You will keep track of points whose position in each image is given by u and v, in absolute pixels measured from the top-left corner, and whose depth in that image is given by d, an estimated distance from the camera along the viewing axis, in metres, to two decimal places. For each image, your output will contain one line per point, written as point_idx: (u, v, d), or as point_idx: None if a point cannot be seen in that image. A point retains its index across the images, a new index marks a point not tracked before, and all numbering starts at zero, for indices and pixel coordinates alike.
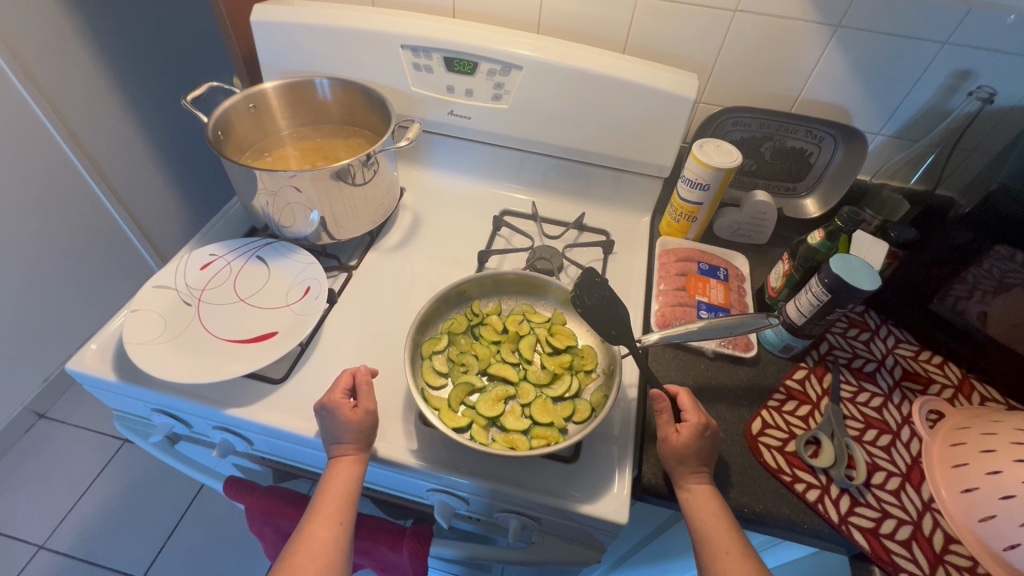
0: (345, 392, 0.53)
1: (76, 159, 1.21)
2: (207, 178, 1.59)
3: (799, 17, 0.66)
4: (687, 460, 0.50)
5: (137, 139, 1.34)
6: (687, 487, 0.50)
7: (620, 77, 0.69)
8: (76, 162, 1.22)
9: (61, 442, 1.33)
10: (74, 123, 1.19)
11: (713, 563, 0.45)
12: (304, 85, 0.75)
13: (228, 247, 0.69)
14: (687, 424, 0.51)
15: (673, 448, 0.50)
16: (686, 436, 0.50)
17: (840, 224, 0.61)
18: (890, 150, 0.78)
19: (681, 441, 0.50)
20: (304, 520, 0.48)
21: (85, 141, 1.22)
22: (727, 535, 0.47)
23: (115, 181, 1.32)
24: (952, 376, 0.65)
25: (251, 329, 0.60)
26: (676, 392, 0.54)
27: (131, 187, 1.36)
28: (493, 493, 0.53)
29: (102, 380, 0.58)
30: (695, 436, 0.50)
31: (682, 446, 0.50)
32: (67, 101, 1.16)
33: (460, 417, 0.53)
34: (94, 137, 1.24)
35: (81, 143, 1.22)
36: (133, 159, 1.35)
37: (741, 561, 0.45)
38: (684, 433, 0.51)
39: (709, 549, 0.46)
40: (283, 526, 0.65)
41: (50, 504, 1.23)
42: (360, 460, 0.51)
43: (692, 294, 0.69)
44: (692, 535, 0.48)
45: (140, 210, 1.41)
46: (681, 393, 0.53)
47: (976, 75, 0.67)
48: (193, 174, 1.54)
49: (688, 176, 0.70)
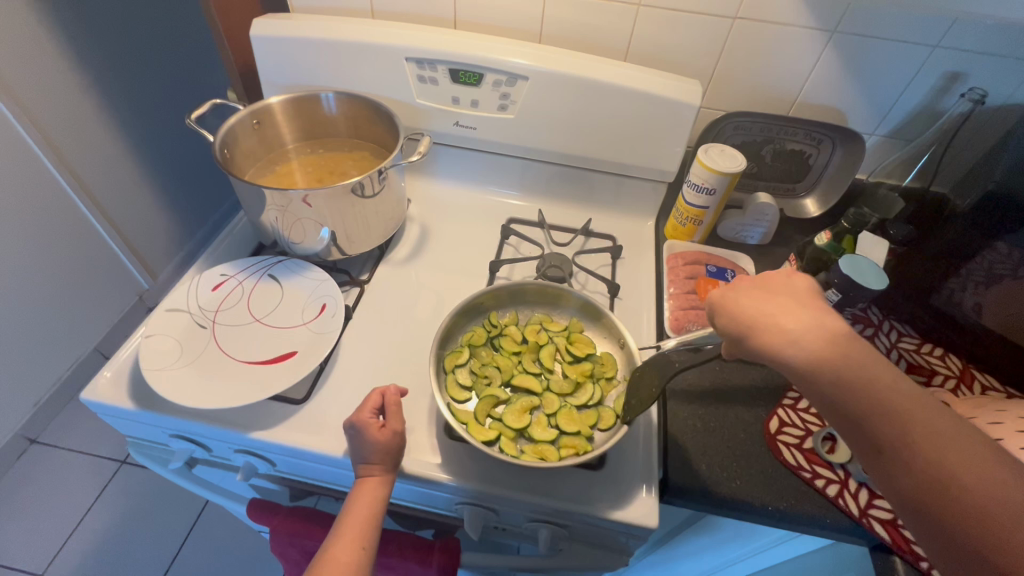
0: (374, 410, 0.53)
1: (51, 165, 1.18)
2: (182, 184, 1.57)
3: (795, 24, 0.68)
4: (848, 384, 0.37)
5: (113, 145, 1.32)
6: (866, 427, 0.37)
7: (623, 86, 0.70)
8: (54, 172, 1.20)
9: (54, 467, 1.29)
10: (46, 128, 1.16)
11: (933, 505, 0.34)
12: (309, 99, 0.74)
13: (239, 266, 0.68)
14: (793, 328, 0.40)
15: (803, 360, 0.39)
16: (751, 303, 0.43)
17: (848, 226, 0.65)
18: (885, 150, 0.80)
19: (810, 363, 0.38)
20: (325, 540, 0.48)
21: (58, 145, 1.20)
22: (837, 327, 0.39)
23: (93, 189, 1.30)
24: (954, 367, 0.68)
25: (269, 350, 0.59)
26: (736, 307, 0.43)
27: (107, 194, 1.34)
28: (523, 503, 0.54)
29: (120, 408, 0.56)
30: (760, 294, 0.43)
31: (746, 298, 0.43)
32: (38, 104, 1.14)
33: (488, 430, 0.54)
34: (67, 143, 1.21)
35: (56, 148, 1.19)
36: (111, 168, 1.33)
37: (868, 373, 0.37)
38: (807, 344, 0.39)
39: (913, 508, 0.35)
40: (308, 546, 0.63)
41: (47, 533, 1.19)
42: (385, 481, 0.51)
43: (703, 297, 0.70)
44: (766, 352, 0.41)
45: (119, 217, 1.38)
46: (739, 294, 0.44)
47: (966, 77, 0.70)
48: (169, 180, 1.52)
49: (694, 181, 0.71)
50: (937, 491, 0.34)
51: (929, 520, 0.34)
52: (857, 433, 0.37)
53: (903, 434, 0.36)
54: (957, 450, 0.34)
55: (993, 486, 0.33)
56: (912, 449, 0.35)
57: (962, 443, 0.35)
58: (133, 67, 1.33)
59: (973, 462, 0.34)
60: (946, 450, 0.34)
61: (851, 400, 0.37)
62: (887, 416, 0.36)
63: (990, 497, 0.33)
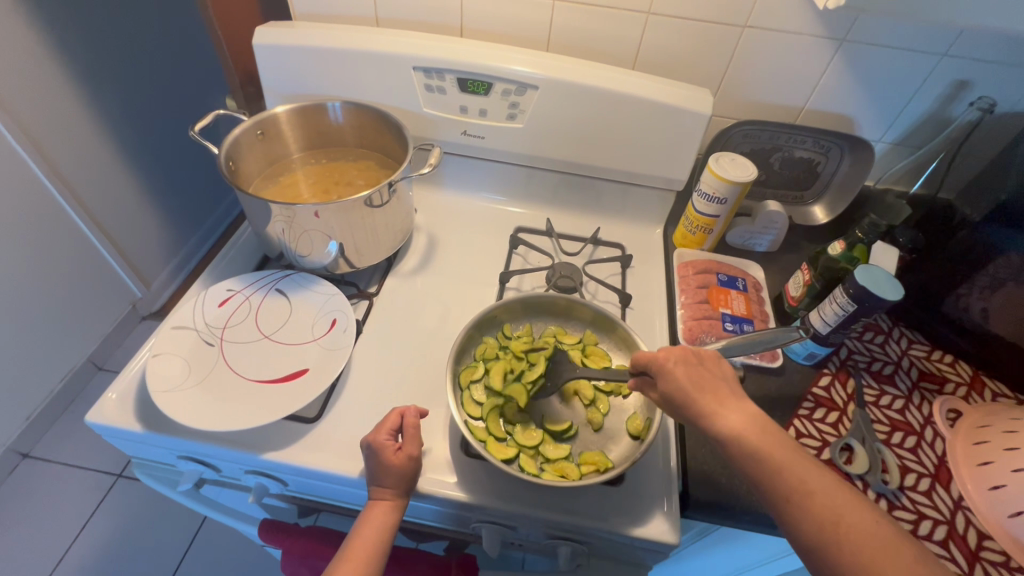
0: (390, 433, 0.52)
1: (40, 171, 1.15)
2: (175, 189, 1.54)
3: (805, 32, 0.68)
4: (760, 451, 0.39)
5: (101, 151, 1.29)
6: (773, 484, 0.38)
7: (632, 94, 0.70)
8: (43, 178, 1.16)
9: (46, 483, 1.25)
10: (34, 133, 1.13)
11: (828, 558, 0.35)
12: (315, 109, 0.73)
13: (245, 281, 0.66)
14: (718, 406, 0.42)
15: (721, 431, 0.41)
16: (685, 378, 0.45)
17: (862, 236, 0.64)
18: (892, 158, 0.80)
19: (730, 432, 0.41)
20: (332, 565, 0.48)
21: (46, 150, 1.16)
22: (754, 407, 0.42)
23: (83, 196, 1.26)
24: (964, 373, 0.68)
25: (280, 368, 0.58)
26: (673, 380, 0.45)
27: (97, 200, 1.30)
28: (542, 521, 0.54)
29: (126, 431, 0.55)
30: (691, 374, 0.45)
31: (676, 371, 0.46)
32: (26, 108, 1.11)
33: (507, 448, 0.54)
34: (55, 149, 1.18)
35: (44, 154, 1.16)
36: (98, 173, 1.29)
37: (773, 441, 0.40)
38: (726, 416, 0.42)
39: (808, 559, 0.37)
40: (322, 566, 0.62)
41: (41, 552, 1.16)
42: (396, 506, 0.50)
43: (715, 306, 0.70)
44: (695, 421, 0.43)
45: (110, 224, 1.35)
46: (674, 368, 0.46)
47: (973, 85, 0.70)
48: (161, 186, 1.48)
49: (705, 190, 0.71)
50: (829, 540, 0.35)
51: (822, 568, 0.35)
52: (759, 488, 0.39)
53: (803, 493, 0.37)
54: (857, 511, 0.36)
55: (883, 549, 0.34)
56: (810, 507, 0.36)
57: (858, 509, 0.36)
58: (124, 72, 1.31)
59: (866, 527, 0.35)
60: (846, 510, 0.36)
61: (755, 456, 0.39)
62: (790, 481, 0.38)
63: (881, 558, 0.34)
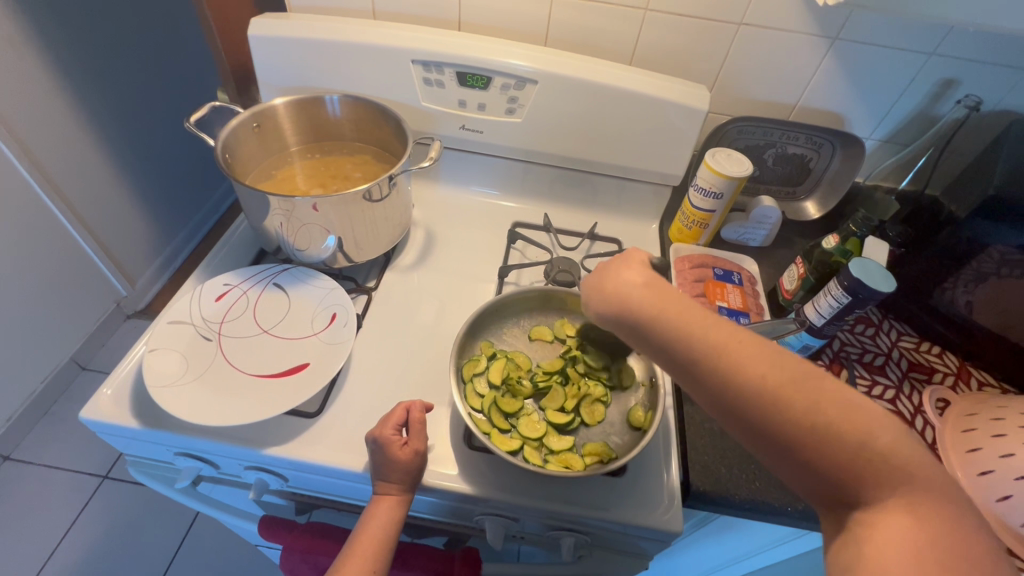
0: (396, 427, 0.51)
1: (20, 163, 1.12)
2: (159, 184, 1.50)
3: (799, 30, 0.69)
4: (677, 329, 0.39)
5: (83, 144, 1.26)
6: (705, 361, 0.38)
7: (629, 89, 0.70)
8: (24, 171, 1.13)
9: (28, 487, 1.22)
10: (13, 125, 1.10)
11: (814, 464, 0.34)
12: (312, 102, 0.72)
13: (243, 275, 0.65)
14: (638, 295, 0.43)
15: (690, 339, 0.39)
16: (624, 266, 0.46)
17: (856, 228, 0.69)
18: (881, 155, 0.82)
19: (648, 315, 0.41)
20: (338, 561, 0.47)
21: (26, 143, 1.13)
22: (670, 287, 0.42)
23: (65, 190, 1.23)
24: (952, 363, 0.70)
25: (279, 363, 0.58)
26: (611, 271, 0.46)
27: (79, 194, 1.27)
28: (546, 512, 0.54)
29: (122, 427, 0.54)
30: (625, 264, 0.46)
31: (642, 294, 0.43)
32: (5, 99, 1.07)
33: (511, 440, 0.54)
34: (36, 142, 1.15)
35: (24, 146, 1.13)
36: (80, 166, 1.26)
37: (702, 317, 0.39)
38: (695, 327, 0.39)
39: (791, 465, 0.35)
40: (323, 562, 0.62)
41: (23, 557, 1.13)
42: (402, 502, 0.50)
43: (712, 300, 0.71)
44: (653, 344, 0.41)
45: (93, 219, 1.31)
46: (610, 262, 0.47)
47: (959, 83, 0.72)
48: (144, 181, 1.45)
49: (702, 185, 0.72)
50: (811, 441, 0.33)
51: (804, 467, 0.34)
52: (725, 403, 0.37)
53: (793, 399, 0.34)
54: (846, 410, 0.33)
55: (872, 440, 0.32)
56: (809, 422, 0.34)
57: (835, 402, 0.34)
58: (105, 64, 1.27)
59: (844, 421, 0.33)
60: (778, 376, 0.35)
61: (736, 378, 0.36)
62: (759, 390, 0.35)
63: (890, 466, 0.32)
